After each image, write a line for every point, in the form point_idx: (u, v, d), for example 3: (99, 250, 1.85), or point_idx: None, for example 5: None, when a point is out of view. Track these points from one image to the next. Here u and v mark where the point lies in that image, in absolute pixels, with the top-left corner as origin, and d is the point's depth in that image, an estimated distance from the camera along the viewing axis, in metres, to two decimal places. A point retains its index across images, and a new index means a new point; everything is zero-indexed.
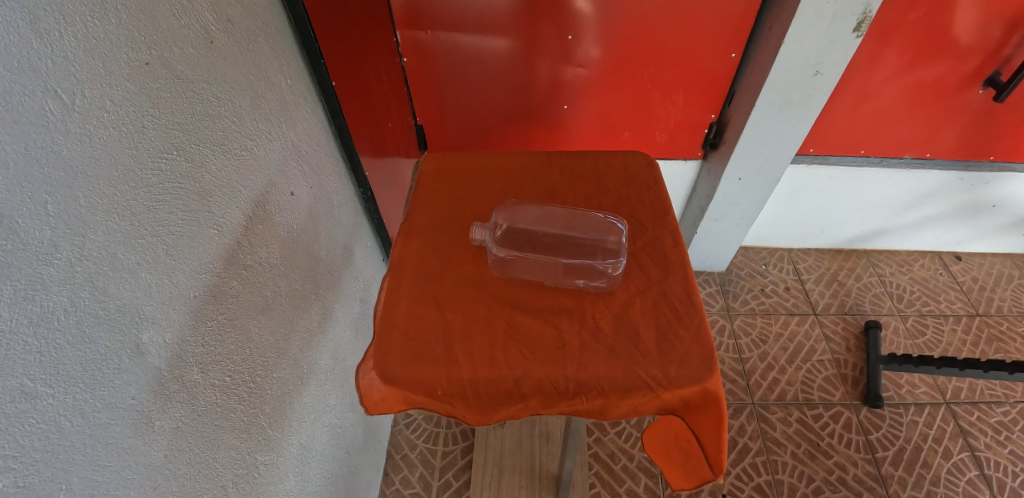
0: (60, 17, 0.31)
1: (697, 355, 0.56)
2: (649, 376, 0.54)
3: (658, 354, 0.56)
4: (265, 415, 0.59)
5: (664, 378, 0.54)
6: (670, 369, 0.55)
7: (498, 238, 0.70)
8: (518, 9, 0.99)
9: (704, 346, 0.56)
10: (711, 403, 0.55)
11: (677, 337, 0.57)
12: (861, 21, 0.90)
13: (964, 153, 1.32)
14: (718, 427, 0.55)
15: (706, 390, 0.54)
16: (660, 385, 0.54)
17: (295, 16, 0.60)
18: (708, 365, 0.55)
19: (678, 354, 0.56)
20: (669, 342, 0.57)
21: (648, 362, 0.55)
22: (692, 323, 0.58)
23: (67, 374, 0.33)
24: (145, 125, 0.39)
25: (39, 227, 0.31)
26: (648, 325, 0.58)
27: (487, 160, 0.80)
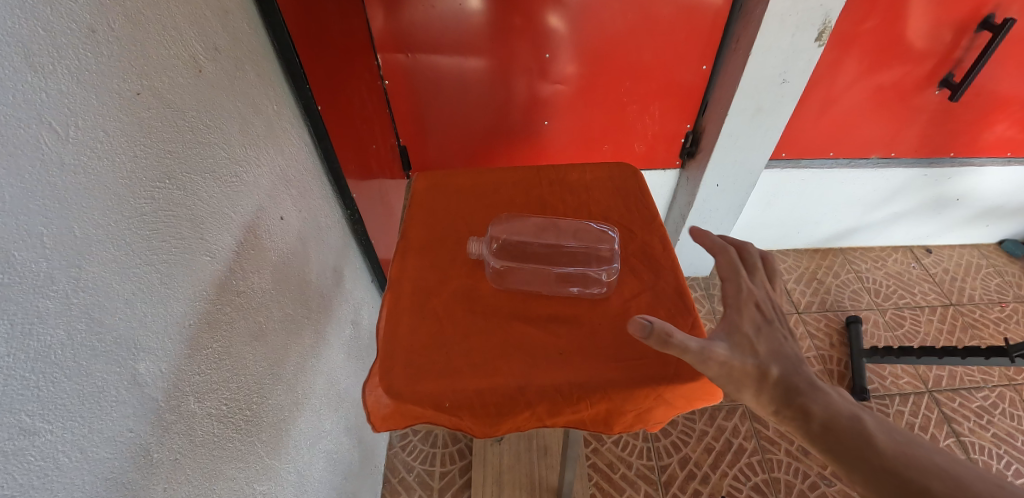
0: (54, 51, 0.32)
1: None
2: (649, 375, 0.55)
3: (657, 354, 0.57)
4: (262, 443, 0.58)
5: (663, 376, 0.55)
6: (670, 368, 0.56)
7: (495, 251, 0.70)
8: (495, 29, 1.02)
9: None
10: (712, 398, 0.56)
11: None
12: (822, 31, 0.96)
13: (926, 151, 1.39)
14: None
15: (705, 385, 0.56)
16: (661, 383, 0.55)
17: (279, 42, 0.61)
18: None
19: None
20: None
21: (647, 362, 0.56)
22: (687, 322, 0.60)
23: (65, 408, 0.32)
24: (137, 155, 0.39)
25: (35, 259, 0.30)
26: None
27: (479, 176, 0.81)
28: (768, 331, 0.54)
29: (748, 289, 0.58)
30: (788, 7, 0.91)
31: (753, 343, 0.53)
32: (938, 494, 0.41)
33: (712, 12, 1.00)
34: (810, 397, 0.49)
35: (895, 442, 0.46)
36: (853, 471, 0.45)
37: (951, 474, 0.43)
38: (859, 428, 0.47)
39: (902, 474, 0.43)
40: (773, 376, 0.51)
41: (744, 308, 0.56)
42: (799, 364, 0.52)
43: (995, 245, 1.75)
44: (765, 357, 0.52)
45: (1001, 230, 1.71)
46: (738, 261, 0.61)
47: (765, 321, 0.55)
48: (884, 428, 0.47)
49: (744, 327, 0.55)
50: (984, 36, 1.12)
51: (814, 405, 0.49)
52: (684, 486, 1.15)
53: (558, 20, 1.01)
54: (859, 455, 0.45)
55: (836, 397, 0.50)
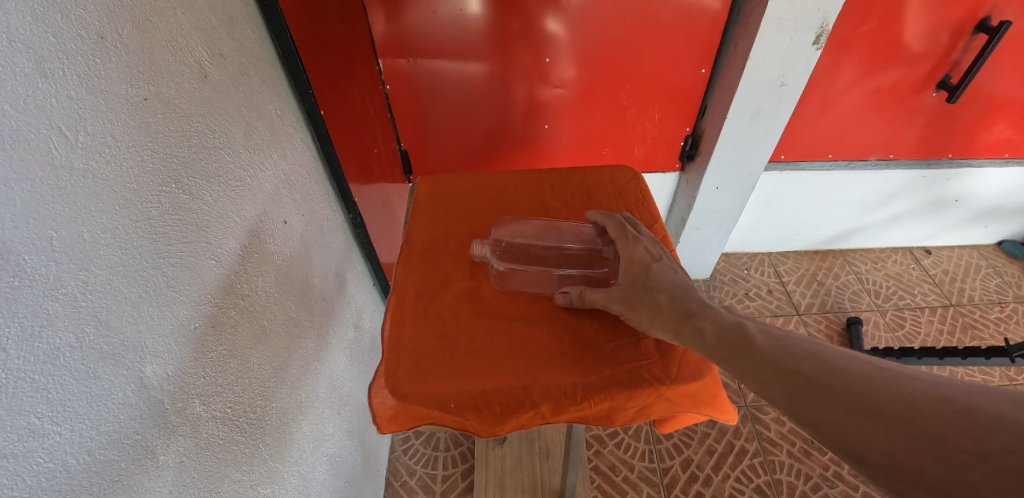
0: (63, 58, 0.32)
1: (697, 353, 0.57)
2: (652, 375, 0.56)
3: (660, 354, 0.57)
4: (266, 446, 0.58)
5: (666, 376, 0.56)
6: (672, 368, 0.56)
7: (500, 255, 0.70)
8: (496, 34, 1.02)
9: None
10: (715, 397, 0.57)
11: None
12: (819, 34, 0.97)
13: (924, 153, 1.39)
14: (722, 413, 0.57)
15: (706, 385, 0.56)
16: (663, 382, 0.55)
17: (282, 47, 0.62)
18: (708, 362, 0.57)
19: (678, 354, 0.57)
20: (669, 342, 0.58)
21: (649, 362, 0.57)
22: None
23: (74, 411, 0.33)
24: (145, 159, 0.39)
25: (45, 262, 0.31)
26: None
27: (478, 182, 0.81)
28: (652, 268, 0.60)
29: (635, 237, 0.64)
30: (785, 11, 0.92)
31: (640, 283, 0.59)
32: (807, 373, 0.44)
33: (711, 16, 1.01)
34: (699, 315, 0.53)
35: (772, 338, 0.48)
36: (745, 375, 0.48)
37: (816, 354, 0.45)
38: (742, 331, 0.50)
39: (782, 363, 0.46)
40: (662, 303, 0.56)
41: (632, 253, 0.62)
42: (685, 289, 0.57)
43: (994, 246, 1.76)
44: (649, 291, 0.58)
45: (1000, 231, 1.72)
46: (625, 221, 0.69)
47: (651, 259, 0.61)
48: (765, 329, 0.50)
49: (634, 270, 0.61)
50: (980, 39, 1.13)
51: (704, 320, 0.52)
52: (687, 488, 1.15)
53: (558, 24, 1.02)
54: (746, 355, 0.48)
55: (723, 313, 0.54)
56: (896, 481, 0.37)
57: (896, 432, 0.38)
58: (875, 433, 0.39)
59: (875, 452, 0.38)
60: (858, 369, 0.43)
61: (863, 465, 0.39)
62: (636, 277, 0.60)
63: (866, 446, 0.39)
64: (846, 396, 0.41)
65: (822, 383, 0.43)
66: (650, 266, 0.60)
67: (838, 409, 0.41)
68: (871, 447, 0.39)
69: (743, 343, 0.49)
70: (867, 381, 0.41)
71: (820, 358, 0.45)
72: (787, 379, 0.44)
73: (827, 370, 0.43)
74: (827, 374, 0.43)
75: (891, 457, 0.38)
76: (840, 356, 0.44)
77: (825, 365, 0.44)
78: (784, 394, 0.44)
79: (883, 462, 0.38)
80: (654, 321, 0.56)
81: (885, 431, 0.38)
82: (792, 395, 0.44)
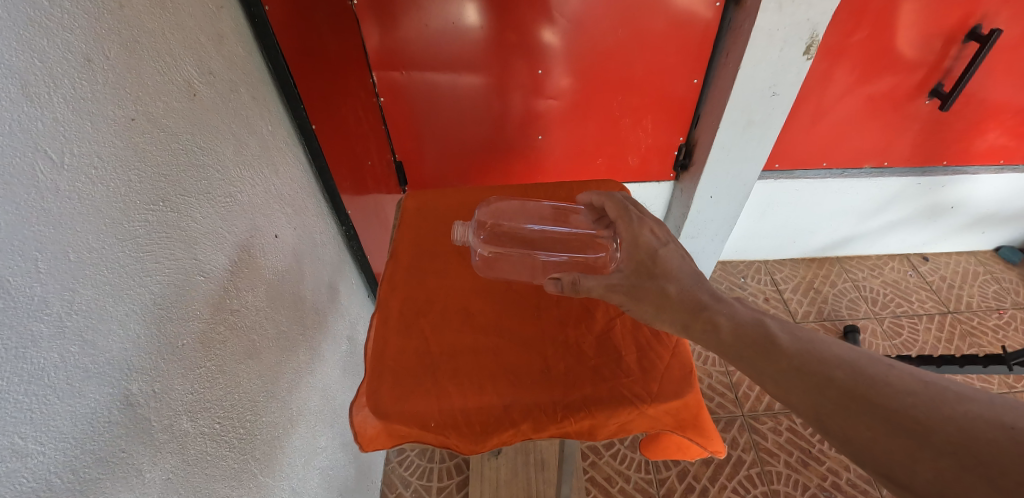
0: (50, 81, 0.33)
1: (677, 371, 0.58)
2: (632, 393, 0.57)
3: (640, 372, 0.58)
4: (256, 461, 0.58)
5: (647, 395, 0.56)
6: (652, 386, 0.57)
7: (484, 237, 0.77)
8: (489, 47, 1.03)
9: (683, 362, 0.59)
10: (695, 415, 0.58)
11: (657, 355, 0.60)
12: (810, 44, 0.98)
13: (919, 160, 1.40)
14: (703, 432, 0.58)
15: (687, 402, 0.57)
16: (644, 401, 0.56)
17: (274, 64, 0.63)
18: (688, 380, 0.57)
19: (660, 372, 0.58)
20: (650, 360, 0.59)
21: (630, 380, 0.58)
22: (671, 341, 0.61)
23: (57, 430, 0.33)
24: (131, 179, 0.40)
25: (29, 283, 0.31)
26: (629, 346, 0.61)
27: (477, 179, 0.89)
28: (659, 254, 0.57)
29: (639, 220, 0.62)
30: (775, 22, 0.93)
31: (646, 269, 0.56)
32: (840, 382, 0.41)
33: (702, 27, 1.02)
34: (713, 309, 0.51)
35: (796, 339, 0.46)
36: (766, 377, 0.45)
37: (849, 362, 0.43)
38: (764, 330, 0.47)
39: (813, 371, 0.43)
40: (670, 293, 0.53)
41: (639, 237, 0.60)
42: (692, 279, 0.55)
43: (991, 252, 1.76)
44: (656, 279, 0.55)
45: (997, 238, 1.72)
46: (626, 202, 0.66)
47: (658, 244, 0.58)
48: (787, 327, 0.48)
49: (640, 255, 0.58)
50: (972, 47, 1.14)
51: (718, 314, 0.50)
52: None
53: (551, 35, 1.02)
54: (772, 358, 0.45)
55: (738, 306, 0.51)
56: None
57: (945, 458, 0.35)
58: (920, 456, 0.36)
59: (919, 478, 0.36)
60: (901, 382, 0.40)
61: (900, 486, 0.37)
62: (642, 263, 0.57)
63: (909, 470, 0.36)
64: (887, 411, 0.39)
65: (861, 396, 0.40)
66: (658, 251, 0.57)
67: (877, 425, 0.38)
68: (916, 472, 0.36)
69: (768, 345, 0.46)
70: (913, 398, 0.39)
71: (856, 368, 0.42)
72: (820, 388, 0.42)
73: (865, 382, 0.41)
74: (864, 386, 0.41)
75: (938, 484, 0.35)
76: (877, 366, 0.42)
77: (863, 376, 0.41)
78: (813, 404, 0.42)
79: (926, 488, 0.35)
80: (660, 313, 0.54)
81: (933, 455, 0.36)
82: (825, 406, 0.41)
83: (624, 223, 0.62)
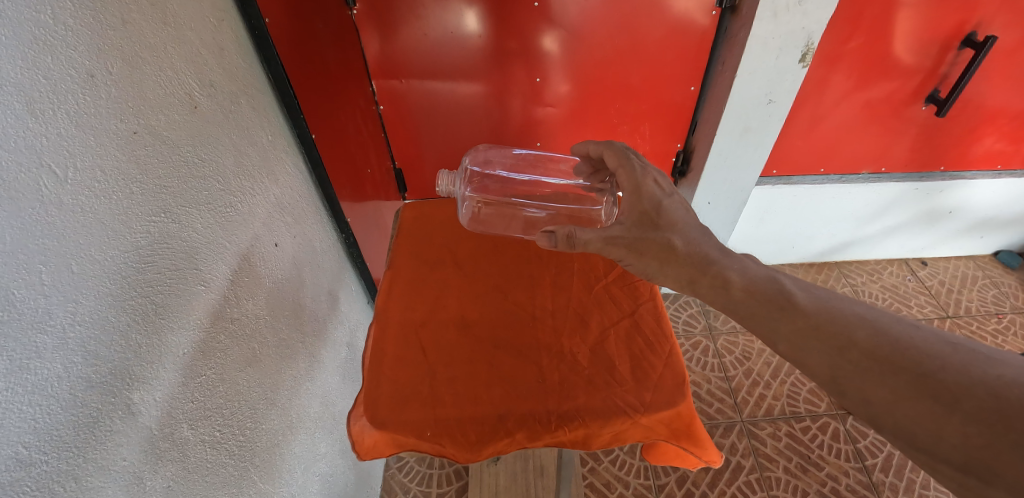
0: (54, 97, 0.34)
1: (670, 380, 0.60)
2: (626, 403, 0.57)
3: (634, 382, 0.59)
4: (256, 468, 0.58)
5: (640, 404, 0.57)
6: (645, 395, 0.58)
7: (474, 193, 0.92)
8: (487, 56, 1.04)
9: (675, 371, 0.60)
10: (689, 425, 0.58)
11: (650, 365, 0.61)
12: (805, 52, 0.99)
13: (916, 165, 1.41)
14: (697, 443, 0.58)
15: (681, 412, 0.57)
16: (637, 410, 0.57)
17: (274, 76, 0.64)
18: (680, 389, 0.58)
19: (652, 381, 0.59)
20: (643, 369, 0.61)
21: (624, 390, 0.59)
22: (663, 351, 0.63)
23: (61, 439, 0.34)
24: (134, 192, 0.41)
25: (33, 296, 0.32)
26: (622, 356, 0.62)
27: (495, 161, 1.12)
28: (664, 207, 0.60)
29: (644, 171, 0.64)
30: (770, 31, 0.95)
31: (651, 221, 0.59)
32: (861, 342, 0.44)
33: (698, 35, 1.03)
34: (721, 264, 0.53)
35: (815, 299, 0.49)
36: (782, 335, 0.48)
37: (871, 323, 0.45)
38: (781, 290, 0.50)
39: (833, 332, 0.45)
40: (677, 247, 0.56)
41: (643, 188, 0.62)
42: (696, 232, 0.57)
43: (990, 256, 1.76)
44: (660, 231, 0.58)
45: (996, 242, 1.72)
46: (627, 153, 0.69)
47: (662, 197, 0.61)
48: (802, 288, 0.50)
49: (645, 207, 0.61)
50: (967, 53, 1.14)
51: (730, 272, 0.53)
52: None
53: (549, 43, 1.03)
54: (789, 318, 0.48)
55: (749, 264, 0.54)
56: (967, 473, 0.37)
57: (973, 422, 0.37)
58: (946, 421, 0.38)
59: (944, 442, 0.38)
60: (921, 341, 0.42)
61: (922, 450, 0.39)
62: (646, 215, 0.60)
63: (934, 434, 0.38)
64: (909, 372, 0.41)
65: (882, 356, 0.43)
66: (662, 204, 0.60)
67: (900, 388, 0.41)
68: (941, 438, 0.38)
69: (786, 305, 0.49)
70: (937, 360, 0.41)
71: (877, 329, 0.45)
72: (841, 350, 0.44)
73: (886, 343, 0.43)
74: (888, 348, 0.43)
75: (962, 447, 0.37)
76: (897, 326, 0.44)
77: (883, 337, 0.44)
78: (833, 364, 0.44)
79: (950, 452, 0.38)
80: (665, 268, 0.57)
81: (960, 420, 0.38)
82: (844, 368, 0.44)
83: (628, 174, 0.65)
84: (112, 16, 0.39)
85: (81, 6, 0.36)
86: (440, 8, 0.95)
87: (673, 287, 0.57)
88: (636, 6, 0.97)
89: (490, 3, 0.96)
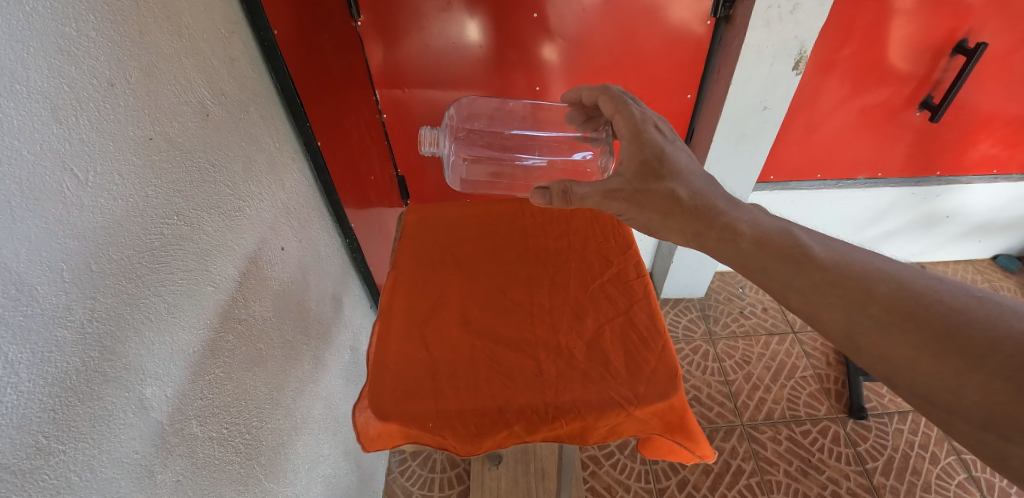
0: (76, 104, 0.35)
1: (663, 374, 0.61)
2: (620, 395, 0.59)
3: (628, 376, 0.61)
4: (261, 466, 0.59)
5: (634, 396, 0.59)
6: (639, 388, 0.60)
7: (461, 142, 1.05)
8: (488, 65, 1.07)
9: (669, 365, 0.62)
10: (681, 418, 0.60)
11: (643, 359, 0.63)
12: (798, 60, 1.02)
13: (912, 170, 1.42)
14: (690, 436, 0.60)
15: (673, 404, 0.59)
16: (631, 402, 0.58)
17: (281, 84, 0.66)
18: (673, 382, 0.60)
19: (646, 375, 0.61)
20: (636, 364, 0.62)
21: (618, 383, 0.60)
22: (656, 346, 0.64)
23: (78, 430, 0.35)
24: (149, 194, 0.42)
25: (55, 292, 0.34)
26: (617, 351, 0.64)
27: (485, 113, 1.13)
28: (666, 156, 0.61)
29: (642, 117, 0.66)
30: (764, 39, 0.97)
31: (653, 171, 0.61)
32: (882, 292, 0.46)
33: (694, 44, 1.05)
34: (730, 217, 0.56)
35: (831, 251, 0.51)
36: (794, 290, 0.50)
37: (895, 277, 0.47)
38: (796, 243, 0.52)
39: (853, 285, 0.47)
40: (680, 197, 0.59)
41: (644, 135, 0.63)
42: (699, 181, 0.60)
43: (989, 260, 1.78)
44: (663, 180, 0.60)
45: (994, 246, 1.74)
46: (623, 98, 0.70)
47: (663, 144, 0.63)
48: (819, 240, 0.53)
49: (646, 155, 0.62)
50: (960, 59, 1.16)
51: (739, 223, 0.56)
52: None
53: (549, 52, 1.06)
54: (806, 272, 0.50)
55: (761, 216, 0.57)
56: (986, 430, 0.39)
57: (999, 378, 0.39)
58: (970, 378, 0.40)
59: (966, 399, 0.40)
60: (947, 296, 0.44)
61: (942, 407, 0.42)
62: (648, 164, 0.61)
63: (955, 390, 0.41)
64: (933, 327, 0.43)
65: (904, 311, 0.44)
66: (663, 152, 0.62)
67: (922, 344, 0.43)
68: (963, 394, 0.40)
69: (803, 258, 0.51)
70: (963, 315, 0.43)
71: (899, 283, 0.46)
72: (861, 305, 0.46)
73: (909, 297, 0.45)
74: (912, 303, 0.45)
75: (985, 404, 0.39)
76: (921, 281, 0.46)
77: (906, 290, 0.46)
78: (851, 320, 0.47)
79: (971, 409, 0.40)
80: (669, 220, 0.59)
81: (984, 377, 0.39)
82: (862, 323, 0.46)
83: (625, 118, 0.66)
84: (130, 27, 0.41)
85: (102, 19, 0.38)
86: (442, 19, 0.98)
87: (678, 239, 0.59)
88: (633, 16, 1.00)
89: (490, 14, 0.98)
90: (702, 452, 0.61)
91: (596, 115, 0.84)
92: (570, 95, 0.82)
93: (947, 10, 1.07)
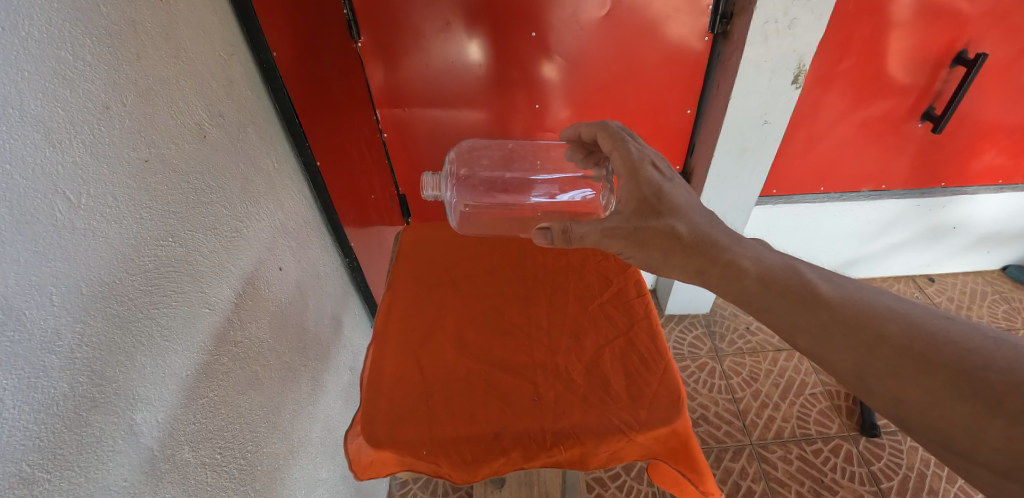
0: (71, 127, 0.35)
1: (665, 397, 0.60)
2: (620, 420, 0.58)
3: (629, 399, 0.60)
4: (255, 492, 0.58)
5: (635, 421, 0.58)
6: (640, 412, 0.58)
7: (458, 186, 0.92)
8: (488, 84, 1.08)
9: (671, 388, 0.61)
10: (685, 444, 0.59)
11: (644, 382, 0.62)
12: (797, 74, 1.02)
13: (917, 182, 1.41)
14: (695, 465, 0.59)
15: (676, 430, 0.58)
16: (632, 427, 0.57)
17: (281, 106, 0.66)
18: (675, 406, 0.59)
19: (647, 398, 0.60)
20: (638, 386, 0.61)
21: (619, 407, 0.59)
22: (658, 368, 0.63)
23: (64, 459, 0.34)
24: (143, 218, 0.42)
25: (44, 316, 0.33)
26: (617, 372, 0.63)
27: (484, 152, 1.09)
28: (665, 195, 0.61)
29: (640, 154, 0.66)
30: (761, 54, 0.97)
31: (651, 209, 0.60)
32: (894, 335, 0.44)
33: (693, 59, 1.05)
34: (734, 253, 0.55)
35: (839, 290, 0.49)
36: (801, 330, 0.48)
37: (903, 315, 0.45)
38: (802, 281, 0.50)
39: (862, 325, 0.45)
40: (681, 234, 0.58)
41: (641, 173, 0.63)
42: (699, 217, 0.59)
43: (999, 271, 1.75)
44: (662, 217, 0.59)
45: (1004, 257, 1.71)
46: (622, 134, 0.70)
47: (662, 182, 0.62)
48: (825, 277, 0.51)
49: (644, 192, 0.61)
50: (959, 70, 1.16)
51: (742, 259, 0.54)
52: None
53: (550, 71, 1.06)
54: (812, 312, 0.48)
55: (764, 252, 0.55)
56: (1009, 479, 0.36)
57: (1018, 424, 0.36)
58: (989, 424, 0.37)
59: (985, 445, 0.38)
60: (959, 337, 0.42)
61: (960, 454, 0.39)
62: (647, 202, 0.61)
63: (972, 436, 0.38)
64: (946, 370, 0.41)
65: (915, 353, 0.42)
66: (662, 189, 0.61)
67: (936, 388, 0.40)
68: (982, 441, 0.38)
69: (808, 296, 0.49)
70: (979, 357, 0.40)
71: (910, 322, 0.44)
72: (870, 346, 0.44)
73: (920, 338, 0.43)
74: (924, 344, 0.42)
75: (1006, 451, 0.36)
76: (932, 320, 0.44)
77: (918, 330, 0.43)
78: (860, 362, 0.44)
79: (991, 456, 0.37)
80: (670, 258, 0.58)
81: (1003, 423, 0.37)
82: (874, 366, 0.44)
83: (623, 156, 0.66)
84: (128, 53, 0.41)
85: (99, 44, 0.38)
86: (442, 39, 0.99)
87: (681, 276, 0.58)
88: (631, 34, 1.00)
89: (489, 34, 0.99)
90: (706, 486, 0.60)
91: (596, 149, 0.83)
92: (570, 132, 0.82)
93: (945, 21, 1.07)
